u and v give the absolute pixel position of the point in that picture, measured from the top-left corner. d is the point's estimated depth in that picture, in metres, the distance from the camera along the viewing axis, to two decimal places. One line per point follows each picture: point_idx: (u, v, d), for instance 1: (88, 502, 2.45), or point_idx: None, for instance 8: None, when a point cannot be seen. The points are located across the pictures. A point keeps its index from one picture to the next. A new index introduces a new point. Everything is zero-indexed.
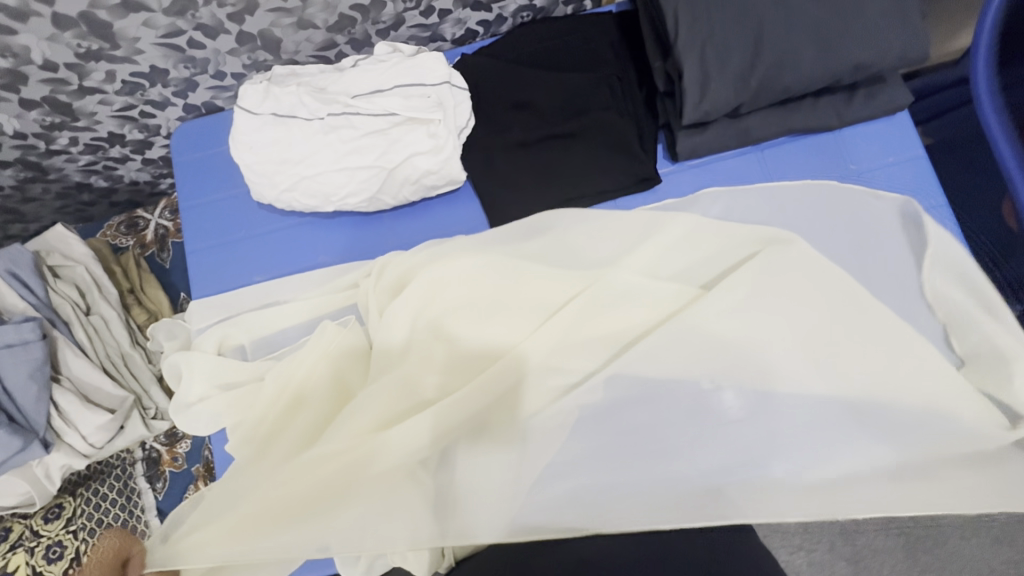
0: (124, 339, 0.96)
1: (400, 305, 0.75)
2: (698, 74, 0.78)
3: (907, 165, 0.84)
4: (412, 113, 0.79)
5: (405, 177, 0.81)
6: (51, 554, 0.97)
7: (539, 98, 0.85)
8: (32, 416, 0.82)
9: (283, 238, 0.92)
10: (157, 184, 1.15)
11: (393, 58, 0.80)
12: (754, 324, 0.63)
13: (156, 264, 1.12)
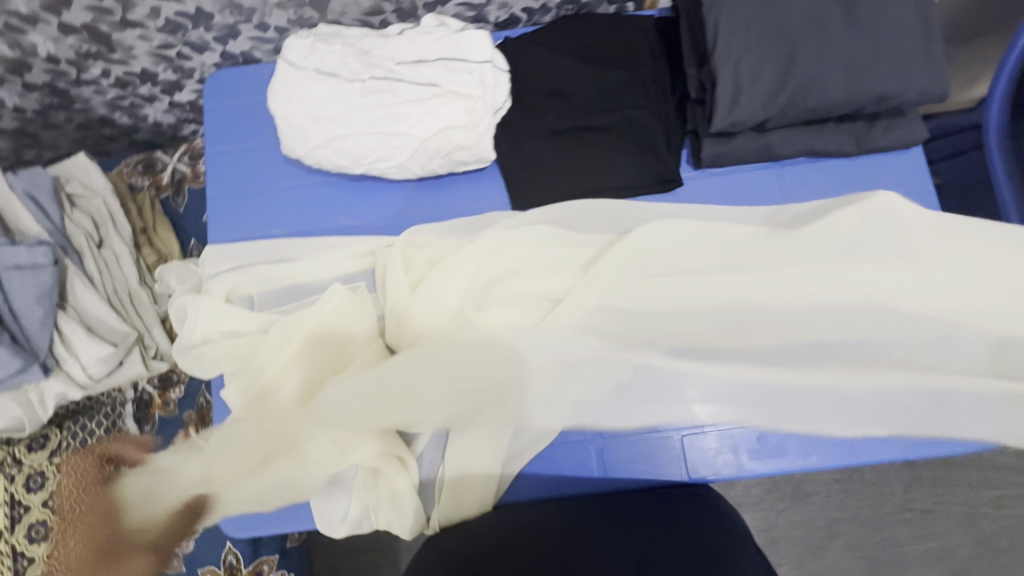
0: (134, 276, 0.96)
1: (434, 276, 0.81)
2: (732, 85, 0.81)
3: (916, 198, 0.88)
4: (453, 87, 0.80)
5: (436, 149, 0.82)
6: (31, 483, 0.98)
7: (573, 89, 0.87)
8: (35, 340, 0.81)
9: (306, 196, 0.93)
10: (180, 128, 1.16)
11: (440, 31, 0.82)
12: (718, 292, 0.78)
13: (170, 208, 1.13)
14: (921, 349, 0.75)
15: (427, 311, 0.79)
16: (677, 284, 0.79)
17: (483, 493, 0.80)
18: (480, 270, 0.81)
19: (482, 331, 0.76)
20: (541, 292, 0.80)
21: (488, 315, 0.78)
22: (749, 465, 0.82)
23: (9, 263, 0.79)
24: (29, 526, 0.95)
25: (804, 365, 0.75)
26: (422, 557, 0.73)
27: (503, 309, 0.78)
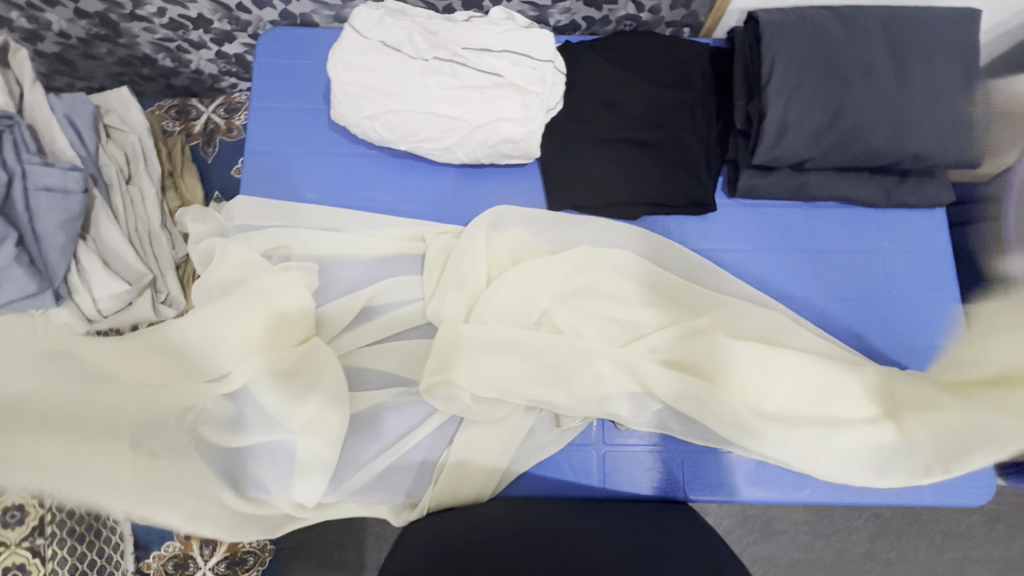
0: (156, 217, 0.95)
1: (514, 275, 0.83)
2: (778, 121, 0.83)
3: (933, 258, 0.91)
4: (513, 80, 0.81)
5: (484, 138, 0.83)
6: None
7: (625, 101, 0.89)
8: (51, 266, 0.79)
9: (345, 165, 0.93)
10: (219, 80, 1.15)
11: (507, 25, 0.83)
12: (718, 319, 0.85)
13: (198, 155, 1.13)
14: (885, 403, 0.81)
15: (505, 307, 0.83)
16: (676, 310, 0.85)
17: (480, 482, 0.80)
18: (562, 282, 0.84)
19: (508, 325, 0.82)
20: (564, 293, 0.84)
21: (511, 310, 0.83)
22: (744, 491, 0.83)
23: (39, 184, 0.78)
24: None
25: (796, 397, 0.81)
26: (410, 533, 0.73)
27: (533, 304, 0.83)
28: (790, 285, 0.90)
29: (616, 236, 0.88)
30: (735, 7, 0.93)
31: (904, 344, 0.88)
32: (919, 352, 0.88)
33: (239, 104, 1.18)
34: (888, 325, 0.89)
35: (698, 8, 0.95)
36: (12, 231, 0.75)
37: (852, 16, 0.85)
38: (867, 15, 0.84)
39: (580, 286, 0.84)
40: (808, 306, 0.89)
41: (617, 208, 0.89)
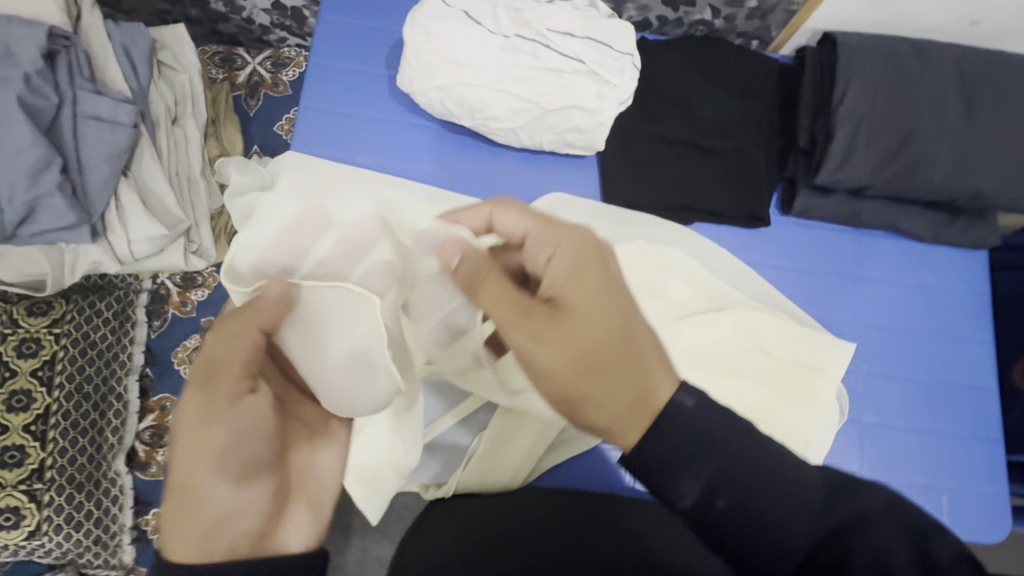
0: (198, 163, 0.91)
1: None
2: (846, 144, 0.83)
3: (972, 297, 0.93)
4: (592, 68, 0.80)
5: (553, 124, 0.82)
6: (24, 348, 0.91)
7: (695, 105, 0.89)
8: (91, 200, 0.76)
9: (401, 134, 0.91)
10: (269, 32, 1.09)
11: (590, 12, 0.82)
12: (768, 332, 0.82)
13: (240, 107, 1.10)
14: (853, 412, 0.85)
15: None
16: (709, 303, 0.84)
17: (511, 472, 0.79)
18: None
19: None
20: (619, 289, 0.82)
21: None
22: None
23: (88, 112, 0.75)
24: (11, 394, 0.89)
25: (830, 419, 0.80)
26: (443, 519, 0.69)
27: None
28: (834, 308, 0.90)
29: (670, 237, 0.87)
30: (812, 25, 0.93)
31: (938, 378, 0.89)
32: (952, 388, 0.89)
33: (288, 59, 1.13)
34: (924, 357, 0.90)
35: (773, 22, 0.95)
36: (56, 156, 0.71)
37: (927, 49, 0.86)
38: (942, 52, 0.86)
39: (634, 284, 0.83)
40: (850, 331, 0.90)
41: (674, 211, 0.88)
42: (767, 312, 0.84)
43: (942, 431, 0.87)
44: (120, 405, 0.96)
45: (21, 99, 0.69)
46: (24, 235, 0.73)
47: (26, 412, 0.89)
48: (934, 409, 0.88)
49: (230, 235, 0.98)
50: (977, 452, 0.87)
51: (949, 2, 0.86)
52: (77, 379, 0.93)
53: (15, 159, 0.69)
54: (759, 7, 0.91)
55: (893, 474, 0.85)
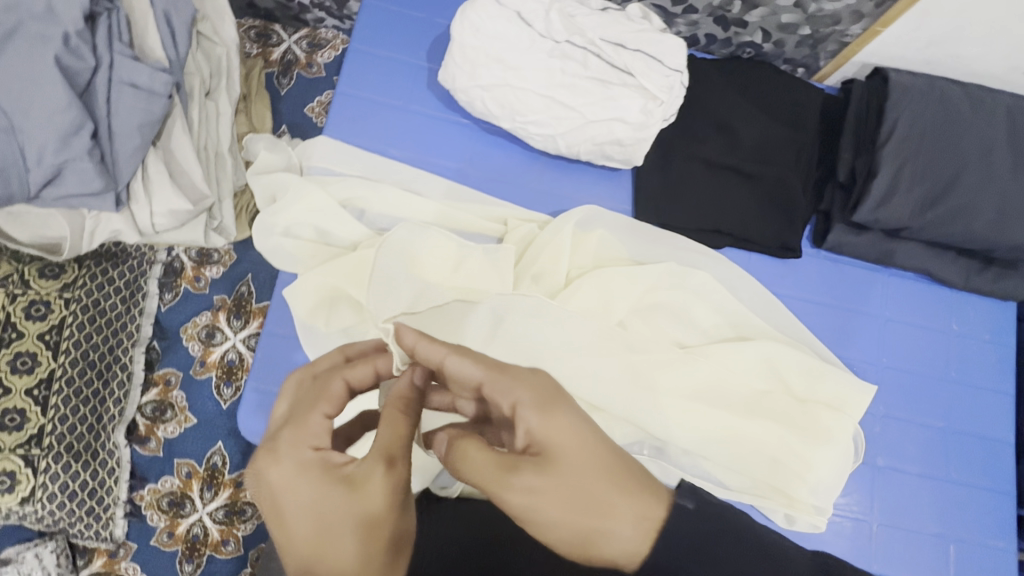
0: (226, 139, 0.89)
1: (598, 278, 0.79)
2: (888, 183, 0.82)
3: (997, 348, 0.92)
4: (641, 82, 0.78)
5: (594, 135, 0.80)
6: (33, 310, 0.89)
7: (738, 128, 0.87)
8: (119, 167, 0.74)
9: (435, 128, 0.89)
10: (308, 11, 1.08)
11: (644, 24, 0.80)
12: (792, 367, 0.81)
13: (272, 84, 1.08)
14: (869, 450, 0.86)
15: (588, 308, 0.79)
16: (732, 332, 0.82)
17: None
18: (640, 294, 0.80)
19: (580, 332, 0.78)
20: (644, 309, 0.80)
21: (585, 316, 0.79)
22: None
23: (125, 79, 0.73)
24: (15, 355, 0.87)
25: (846, 460, 0.79)
26: (447, 517, 0.67)
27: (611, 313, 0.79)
28: (857, 346, 0.89)
29: (701, 260, 0.86)
30: (863, 58, 0.92)
31: (955, 427, 0.88)
32: (967, 438, 0.88)
33: (325, 41, 1.11)
34: (942, 405, 0.89)
35: (823, 51, 0.93)
36: (88, 121, 0.70)
37: (980, 94, 0.85)
38: (994, 99, 0.85)
39: (659, 305, 0.81)
40: (871, 371, 0.88)
41: (706, 233, 0.86)
42: (794, 348, 0.82)
43: (955, 481, 0.86)
44: (125, 375, 0.94)
45: (59, 60, 0.68)
46: (48, 198, 0.72)
47: (30, 375, 0.87)
48: (950, 459, 0.87)
49: (251, 214, 0.97)
50: (988, 506, 0.86)
51: (1007, 49, 0.84)
52: (84, 346, 0.91)
53: (47, 120, 0.67)
54: (811, 35, 0.90)
55: (900, 519, 0.84)
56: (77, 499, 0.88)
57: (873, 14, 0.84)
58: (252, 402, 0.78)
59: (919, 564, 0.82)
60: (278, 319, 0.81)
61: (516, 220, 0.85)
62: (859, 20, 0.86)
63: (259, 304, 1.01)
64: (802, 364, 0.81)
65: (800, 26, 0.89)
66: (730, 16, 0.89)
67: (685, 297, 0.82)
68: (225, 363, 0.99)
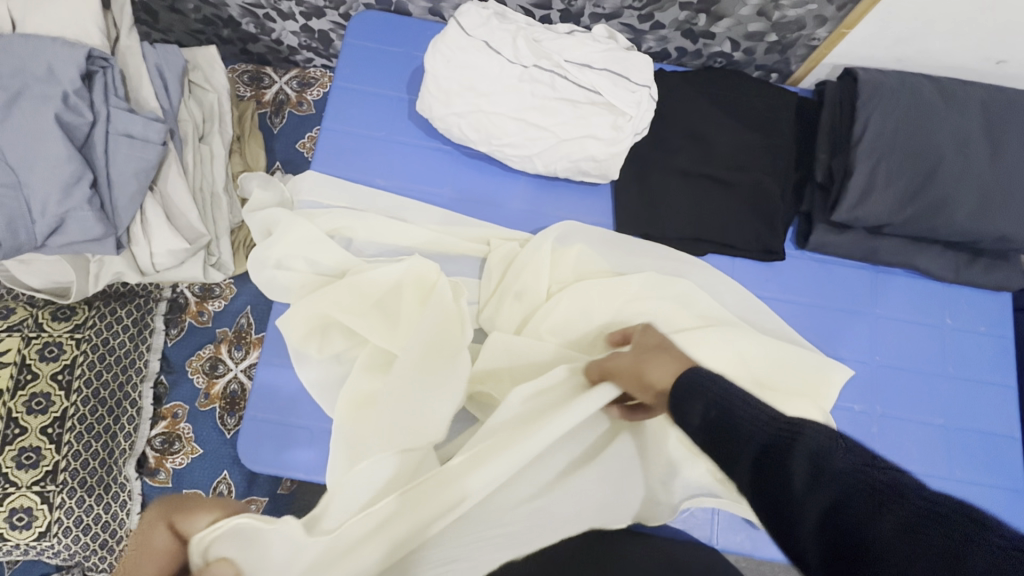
0: (221, 180, 0.94)
1: (577, 292, 0.81)
2: (865, 181, 0.82)
3: (994, 340, 0.90)
4: (609, 100, 0.80)
5: (568, 152, 0.83)
6: (46, 352, 0.93)
7: (711, 136, 0.89)
8: (119, 213, 0.79)
9: (417, 156, 0.92)
10: (296, 53, 1.14)
11: (610, 44, 0.83)
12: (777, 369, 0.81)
13: (265, 124, 1.13)
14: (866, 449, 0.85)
15: (560, 323, 0.81)
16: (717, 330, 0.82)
17: None
18: (621, 305, 0.82)
19: (564, 345, 0.80)
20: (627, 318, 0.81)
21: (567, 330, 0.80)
22: (773, 551, 0.80)
23: (121, 130, 0.78)
24: (31, 396, 0.91)
25: None
26: None
27: (593, 325, 0.80)
28: (848, 345, 0.88)
29: (681, 268, 0.87)
30: (833, 60, 0.93)
31: (955, 423, 0.87)
32: (971, 434, 0.86)
33: (313, 79, 1.16)
34: (942, 401, 0.88)
35: (793, 56, 0.95)
36: (87, 171, 0.74)
37: (950, 87, 0.85)
38: (966, 91, 0.85)
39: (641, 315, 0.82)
40: (865, 371, 0.88)
41: (686, 241, 0.87)
42: (774, 344, 0.82)
43: (959, 477, 0.84)
44: (134, 411, 0.98)
45: (59, 117, 0.73)
46: (53, 245, 0.77)
47: (44, 414, 0.90)
48: (953, 455, 0.85)
49: (248, 249, 1.01)
50: (997, 503, 0.84)
51: (974, 42, 0.85)
52: (95, 383, 0.95)
53: (49, 173, 0.72)
54: (779, 42, 0.92)
55: None
56: (90, 531, 0.91)
57: (835, 18, 0.86)
58: (249, 430, 0.80)
59: None
60: (272, 349, 0.84)
61: (499, 241, 0.87)
62: (824, 24, 0.87)
63: (259, 334, 1.05)
64: (789, 368, 0.81)
65: (766, 34, 0.90)
66: (697, 29, 0.91)
67: (668, 304, 0.83)
68: (228, 394, 1.02)
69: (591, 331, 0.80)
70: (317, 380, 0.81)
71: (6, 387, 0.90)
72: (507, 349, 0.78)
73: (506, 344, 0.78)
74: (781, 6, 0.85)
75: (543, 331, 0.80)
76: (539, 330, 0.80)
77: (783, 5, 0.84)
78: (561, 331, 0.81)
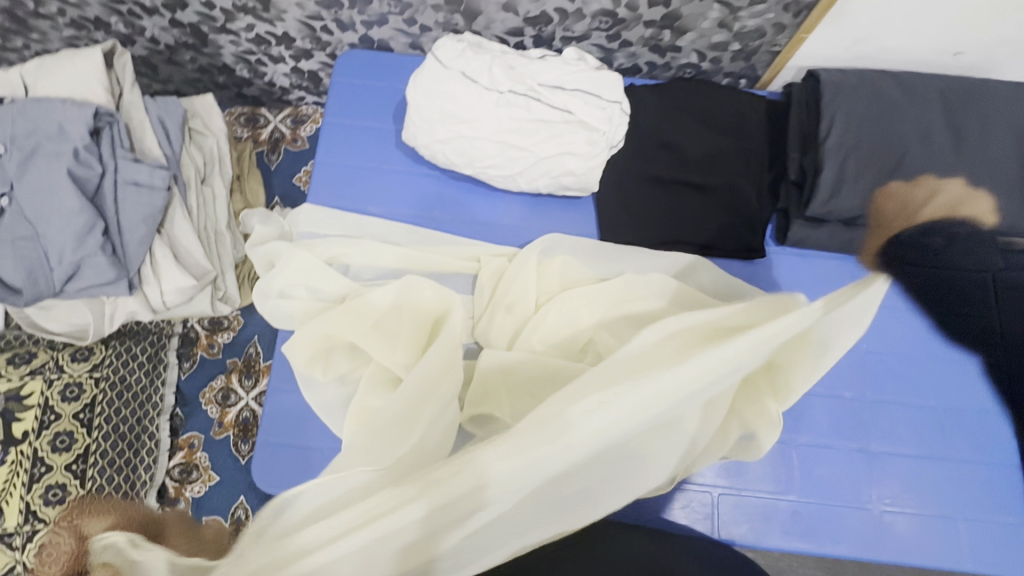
0: (223, 217, 0.99)
1: (564, 302, 0.84)
2: (834, 176, 0.86)
3: (978, 320, 0.93)
4: (582, 118, 0.85)
5: (548, 169, 0.87)
6: (68, 392, 1.00)
7: (684, 144, 0.93)
8: (129, 256, 0.84)
9: (407, 182, 0.97)
10: (289, 93, 1.20)
11: (580, 65, 0.88)
12: None
13: (263, 162, 1.19)
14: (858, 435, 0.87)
15: (552, 333, 0.84)
16: None
17: None
18: (609, 310, 0.85)
19: (556, 353, 0.83)
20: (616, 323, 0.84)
21: (558, 338, 0.84)
22: (773, 540, 0.82)
23: (129, 179, 0.83)
24: (55, 435, 0.97)
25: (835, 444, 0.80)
26: None
27: (583, 332, 0.84)
28: None
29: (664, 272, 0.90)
30: (796, 64, 0.98)
31: (947, 403, 0.89)
32: (963, 414, 0.88)
33: (306, 116, 1.23)
34: (932, 383, 0.90)
35: (758, 62, 0.99)
36: (99, 220, 0.80)
37: (909, 81, 0.89)
38: (925, 84, 0.89)
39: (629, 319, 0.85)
40: (854, 359, 0.90)
41: (669, 246, 0.91)
42: None
43: (955, 456, 0.86)
44: (152, 443, 1.01)
45: (71, 172, 0.78)
46: (70, 290, 0.82)
47: (68, 451, 0.96)
48: (948, 434, 0.87)
49: (253, 281, 1.06)
50: (997, 478, 0.85)
51: (927, 38, 0.89)
52: (114, 419, 1.00)
53: (65, 224, 0.78)
54: (742, 50, 0.96)
55: (903, 501, 0.84)
56: None
57: (793, 25, 0.91)
58: (262, 454, 0.84)
59: (927, 552, 0.82)
60: (279, 375, 0.88)
61: (489, 257, 0.92)
62: (783, 31, 0.92)
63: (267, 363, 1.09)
64: None
65: (730, 43, 0.95)
66: (663, 44, 0.96)
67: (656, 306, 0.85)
68: (241, 421, 1.06)
69: (581, 338, 0.84)
70: (324, 402, 0.85)
71: (30, 429, 0.97)
72: (503, 361, 0.82)
73: (501, 356, 0.82)
74: (740, 17, 0.89)
75: (535, 340, 0.83)
76: (532, 340, 0.83)
77: (742, 16, 0.89)
78: (553, 340, 0.84)
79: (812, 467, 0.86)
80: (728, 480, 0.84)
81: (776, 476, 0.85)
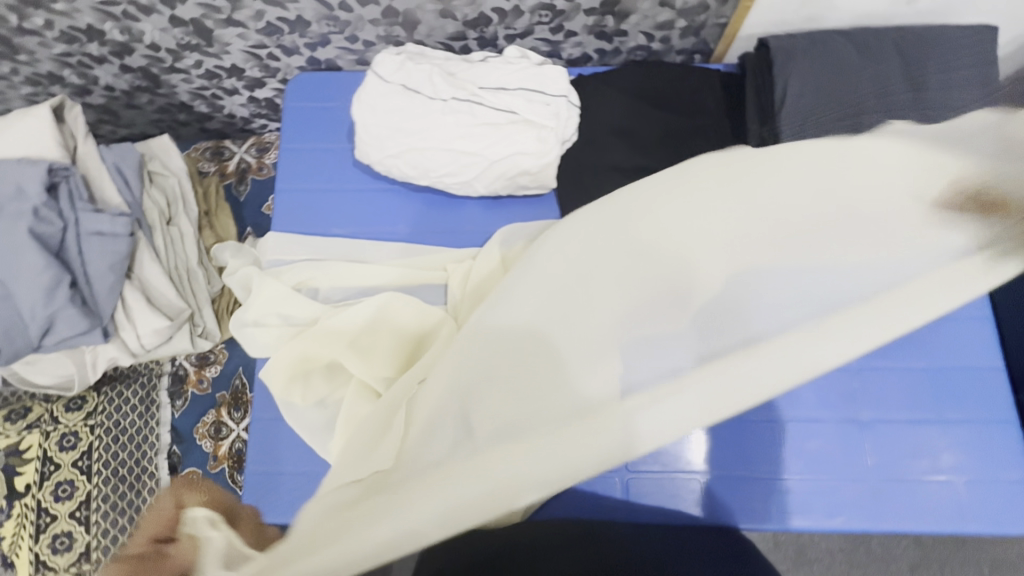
0: (194, 256, 1.01)
1: None
2: None
3: None
4: (528, 117, 0.84)
5: (503, 171, 0.86)
6: (65, 442, 1.03)
7: (639, 130, 0.91)
8: (100, 305, 0.85)
9: (368, 200, 0.97)
10: (251, 122, 1.21)
11: (522, 63, 0.87)
12: None
13: (231, 194, 1.20)
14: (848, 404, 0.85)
15: None
16: None
17: None
18: None
19: None
20: None
21: None
22: (770, 519, 0.81)
23: (91, 230, 0.84)
24: (57, 484, 1.00)
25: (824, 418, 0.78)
26: None
27: None
28: None
29: None
30: (746, 34, 0.96)
31: (937, 363, 0.86)
32: (954, 371, 0.86)
33: (270, 143, 1.23)
34: (919, 343, 0.87)
35: (708, 36, 0.97)
36: (65, 273, 0.81)
37: (861, 38, 0.87)
38: (878, 38, 0.86)
39: None
40: None
41: None
42: None
43: (950, 416, 0.84)
44: (153, 483, 1.03)
45: (32, 231, 0.79)
46: (48, 345, 0.83)
47: (70, 499, 1.00)
48: (940, 393, 0.85)
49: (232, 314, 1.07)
50: (997, 432, 0.83)
51: None
52: (112, 463, 1.03)
53: (31, 282, 0.79)
54: (689, 26, 0.94)
55: (901, 468, 0.82)
56: None
57: None
58: (251, 484, 0.85)
59: (931, 516, 0.80)
60: (260, 404, 0.89)
61: (456, 263, 0.91)
62: (727, 2, 0.90)
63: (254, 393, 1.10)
64: None
65: (675, 21, 0.93)
66: (608, 30, 0.95)
67: None
68: (235, 453, 1.06)
69: None
70: (306, 427, 0.85)
71: (32, 481, 1.00)
72: None
73: None
74: None
75: None
76: None
77: None
78: None
79: (802, 441, 0.84)
80: (719, 462, 0.83)
81: (768, 454, 0.83)
